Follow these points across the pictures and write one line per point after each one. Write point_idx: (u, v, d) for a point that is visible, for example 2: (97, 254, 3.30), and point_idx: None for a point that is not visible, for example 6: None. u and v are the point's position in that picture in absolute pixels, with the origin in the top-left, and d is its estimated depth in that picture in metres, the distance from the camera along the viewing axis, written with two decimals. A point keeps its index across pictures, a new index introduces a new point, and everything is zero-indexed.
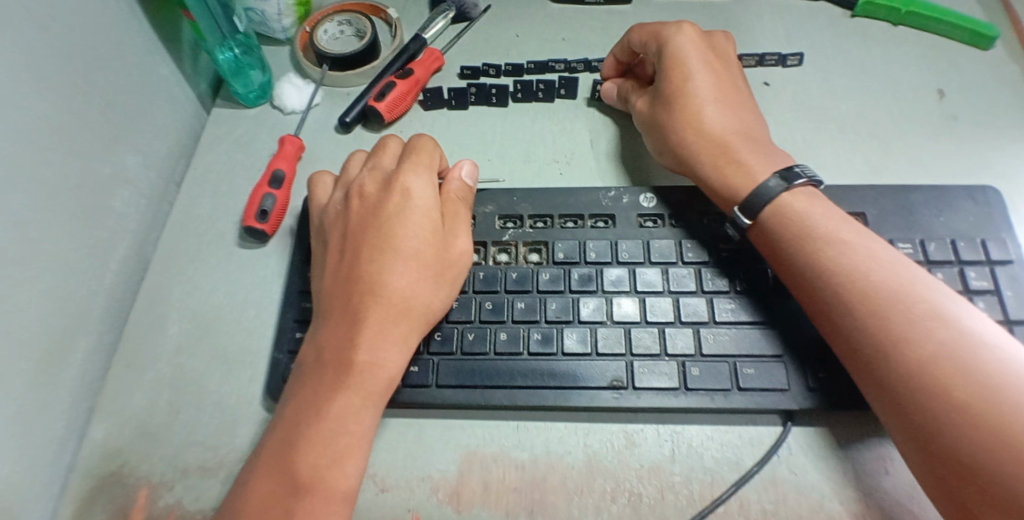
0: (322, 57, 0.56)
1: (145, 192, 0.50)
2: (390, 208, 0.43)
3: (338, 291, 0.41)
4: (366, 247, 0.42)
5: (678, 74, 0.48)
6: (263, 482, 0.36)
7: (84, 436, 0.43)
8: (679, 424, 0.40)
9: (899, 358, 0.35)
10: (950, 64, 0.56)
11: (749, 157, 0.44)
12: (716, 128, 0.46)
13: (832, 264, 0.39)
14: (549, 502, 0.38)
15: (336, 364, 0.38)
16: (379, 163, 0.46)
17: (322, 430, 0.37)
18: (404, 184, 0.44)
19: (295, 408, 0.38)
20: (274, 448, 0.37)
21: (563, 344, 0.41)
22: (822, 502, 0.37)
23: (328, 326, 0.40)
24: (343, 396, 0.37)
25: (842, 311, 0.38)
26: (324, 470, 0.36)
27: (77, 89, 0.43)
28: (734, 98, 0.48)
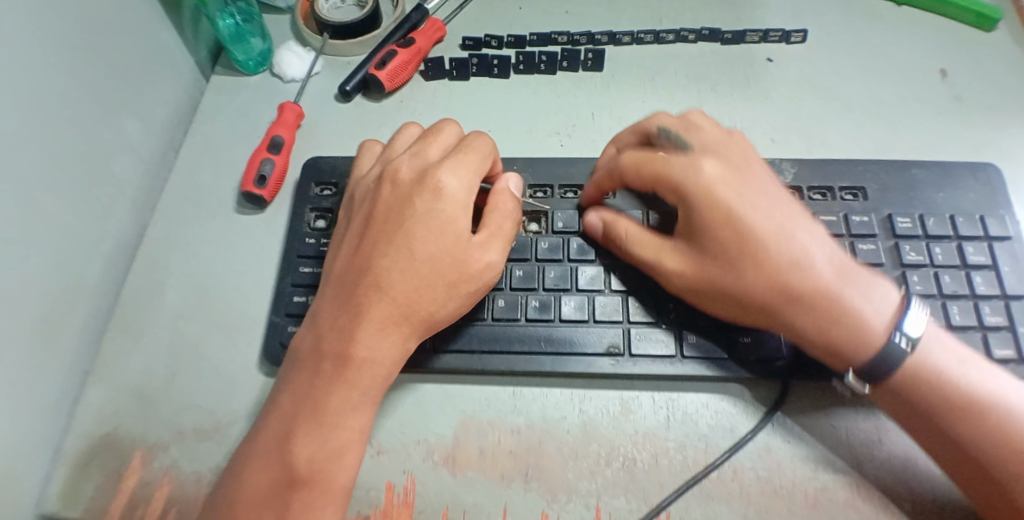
0: (323, 26, 0.55)
1: (145, 158, 0.50)
2: (418, 204, 0.39)
3: (346, 278, 0.38)
4: (383, 239, 0.39)
5: (726, 177, 0.38)
6: (261, 472, 0.34)
7: (82, 398, 0.43)
8: (675, 392, 0.40)
9: (985, 444, 0.34)
10: (957, 45, 0.56)
11: (845, 294, 0.36)
12: (787, 279, 0.36)
13: (915, 361, 0.36)
14: (544, 465, 0.38)
15: (332, 356, 0.36)
16: (421, 151, 0.42)
17: (319, 423, 0.35)
18: (442, 180, 0.39)
19: (292, 394, 0.36)
20: (275, 431, 0.36)
21: (560, 311, 0.41)
22: (815, 470, 0.38)
23: (333, 312, 0.38)
24: (338, 390, 0.36)
25: (914, 388, 0.35)
26: (324, 461, 0.35)
27: (76, 49, 0.43)
28: (765, 174, 0.40)
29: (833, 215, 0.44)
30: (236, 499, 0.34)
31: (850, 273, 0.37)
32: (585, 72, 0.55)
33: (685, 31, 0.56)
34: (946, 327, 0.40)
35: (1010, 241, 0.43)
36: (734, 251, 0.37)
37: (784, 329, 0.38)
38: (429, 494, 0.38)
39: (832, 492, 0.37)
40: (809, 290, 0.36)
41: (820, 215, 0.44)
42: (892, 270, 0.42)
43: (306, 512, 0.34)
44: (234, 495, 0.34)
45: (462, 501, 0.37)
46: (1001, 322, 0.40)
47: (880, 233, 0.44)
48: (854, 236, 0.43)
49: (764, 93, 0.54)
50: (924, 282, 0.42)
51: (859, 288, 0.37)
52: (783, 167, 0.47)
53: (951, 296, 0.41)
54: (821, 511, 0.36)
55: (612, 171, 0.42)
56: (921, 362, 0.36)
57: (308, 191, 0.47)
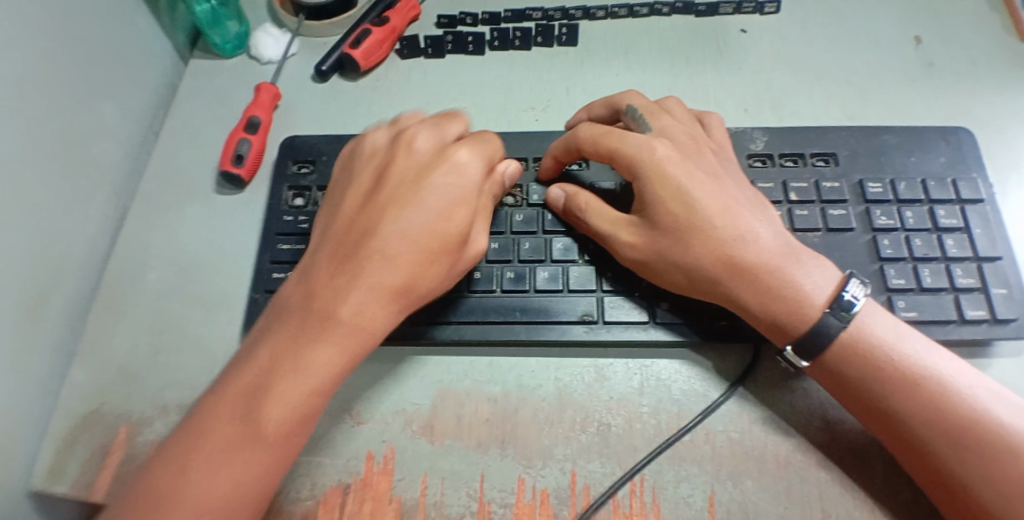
0: (299, 7, 0.56)
1: (124, 141, 0.50)
2: (436, 177, 0.36)
3: (348, 233, 0.36)
4: (391, 201, 0.36)
5: (677, 155, 0.39)
6: (220, 429, 0.33)
7: (67, 377, 0.43)
8: (649, 359, 0.41)
9: (932, 432, 0.34)
10: (931, 11, 0.56)
11: (784, 265, 0.37)
12: (728, 252, 0.37)
13: (860, 348, 0.36)
14: (519, 431, 0.39)
15: (320, 315, 0.34)
16: (443, 124, 0.40)
17: (293, 385, 0.33)
18: (462, 159, 0.37)
19: (267, 351, 0.35)
20: (245, 385, 0.34)
21: (535, 281, 0.42)
22: (786, 430, 0.38)
23: (331, 264, 0.36)
24: (321, 353, 0.34)
25: (866, 380, 0.36)
26: (291, 428, 0.33)
27: (51, 33, 0.43)
28: (719, 162, 0.41)
29: (803, 182, 0.45)
30: (191, 455, 0.33)
31: (796, 255, 0.38)
32: (559, 47, 0.56)
33: (659, 5, 0.57)
34: (917, 290, 0.41)
35: (983, 204, 0.43)
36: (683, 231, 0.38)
37: (725, 303, 0.38)
38: (407, 462, 0.38)
39: (803, 452, 0.38)
40: (758, 269, 0.37)
41: (791, 183, 0.45)
42: (863, 235, 0.43)
43: (262, 470, 0.33)
44: (195, 441, 0.33)
45: (440, 468, 0.38)
46: (972, 284, 0.41)
47: (851, 199, 0.44)
48: (825, 203, 0.44)
49: (736, 64, 0.54)
50: (895, 245, 0.42)
51: (802, 264, 0.37)
52: (755, 136, 0.47)
53: (922, 259, 0.42)
54: (790, 470, 0.37)
55: (570, 143, 0.42)
56: (864, 342, 0.36)
57: (285, 170, 0.48)
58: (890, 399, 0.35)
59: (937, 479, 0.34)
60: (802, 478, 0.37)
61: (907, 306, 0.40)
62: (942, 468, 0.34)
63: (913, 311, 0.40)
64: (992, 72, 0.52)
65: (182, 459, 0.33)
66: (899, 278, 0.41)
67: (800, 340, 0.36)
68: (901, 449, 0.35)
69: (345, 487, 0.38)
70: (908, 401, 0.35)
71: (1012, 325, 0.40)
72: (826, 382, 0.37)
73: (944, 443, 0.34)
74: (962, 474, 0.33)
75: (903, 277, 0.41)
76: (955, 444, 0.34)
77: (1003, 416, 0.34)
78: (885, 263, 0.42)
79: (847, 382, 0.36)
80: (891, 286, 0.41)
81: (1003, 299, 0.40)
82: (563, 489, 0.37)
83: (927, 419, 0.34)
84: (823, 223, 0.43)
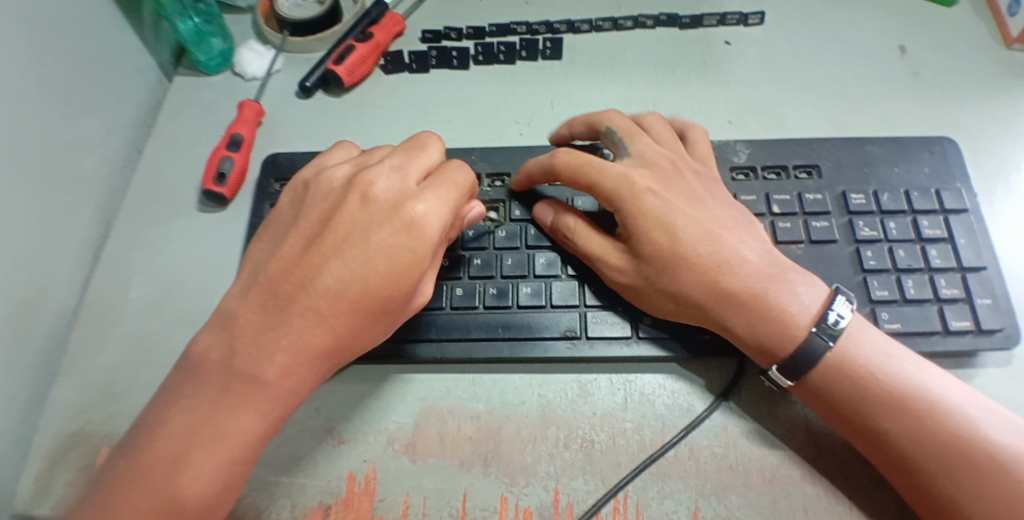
0: (283, 23, 0.56)
1: (108, 159, 0.50)
2: (383, 233, 0.35)
3: (283, 286, 0.35)
4: (333, 256, 0.35)
5: (657, 186, 0.39)
6: (136, 498, 0.32)
7: (49, 398, 0.43)
8: (633, 374, 0.41)
9: (920, 451, 0.34)
10: (914, 21, 0.56)
11: (770, 288, 0.37)
12: (712, 276, 0.37)
13: (844, 366, 0.36)
14: (503, 449, 0.39)
15: (247, 377, 0.34)
16: (403, 166, 0.38)
17: (218, 450, 0.33)
18: (419, 212, 0.36)
19: (188, 413, 0.34)
20: (163, 452, 0.33)
21: (518, 297, 0.42)
22: (771, 445, 0.38)
23: (262, 321, 0.35)
24: (243, 417, 0.34)
25: (852, 400, 0.35)
26: (212, 495, 0.33)
27: (33, 54, 0.43)
28: (700, 184, 0.41)
29: (786, 194, 0.45)
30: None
31: (783, 276, 0.37)
32: (544, 61, 0.56)
33: (643, 18, 0.57)
34: (901, 302, 0.41)
35: (966, 214, 0.43)
36: (664, 252, 0.38)
37: (710, 324, 0.38)
38: (390, 482, 0.38)
39: (788, 467, 0.37)
40: (746, 292, 0.37)
41: (774, 195, 0.45)
42: (847, 246, 0.43)
43: None
44: (106, 506, 0.32)
45: (423, 487, 0.38)
46: (957, 294, 0.41)
47: (834, 211, 0.44)
48: (807, 215, 0.44)
49: (721, 76, 0.54)
50: (879, 257, 0.42)
51: (789, 286, 0.37)
52: (738, 148, 0.47)
53: (906, 270, 0.42)
54: (775, 485, 0.37)
55: (548, 167, 0.42)
56: (848, 358, 0.36)
57: (268, 187, 0.48)
58: (876, 417, 0.35)
59: (925, 498, 0.34)
60: (787, 494, 0.37)
61: (891, 318, 0.40)
62: (930, 484, 0.34)
63: (897, 322, 0.40)
64: (976, 81, 0.52)
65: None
66: (883, 290, 0.41)
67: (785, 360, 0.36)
68: (888, 465, 0.35)
69: (327, 508, 0.37)
70: (894, 417, 0.35)
71: (997, 336, 0.40)
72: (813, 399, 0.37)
73: (932, 461, 0.34)
74: (951, 489, 0.33)
75: (886, 289, 0.41)
76: (943, 460, 0.33)
77: (988, 429, 0.34)
78: (869, 274, 0.42)
79: (834, 399, 0.36)
80: (874, 297, 0.41)
81: (988, 309, 0.40)
82: (546, 507, 0.37)
83: (914, 435, 0.34)
84: (807, 235, 0.43)
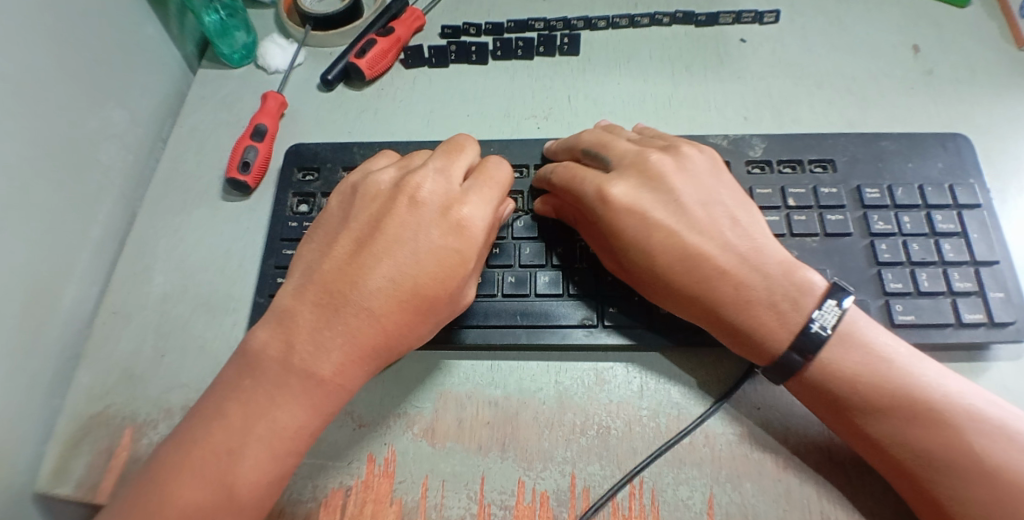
0: (305, 18, 0.57)
1: (132, 147, 0.51)
2: (432, 235, 0.37)
3: (334, 287, 0.36)
4: (386, 258, 0.37)
5: (640, 192, 0.40)
6: (195, 485, 0.33)
7: (73, 380, 0.44)
8: (648, 363, 0.41)
9: (918, 452, 0.34)
10: (930, 20, 0.57)
11: (755, 288, 0.37)
12: (701, 278, 0.38)
13: (841, 369, 0.36)
14: (520, 434, 0.39)
15: (302, 373, 0.35)
16: (447, 169, 0.39)
17: (274, 443, 0.34)
18: (467, 215, 0.38)
19: (244, 403, 0.35)
20: (220, 441, 0.34)
21: (535, 286, 0.42)
22: (786, 434, 0.39)
23: (313, 321, 0.36)
24: (300, 412, 0.35)
25: (850, 402, 0.36)
26: (267, 485, 0.34)
27: (63, 42, 0.44)
28: (692, 175, 0.41)
29: (801, 188, 0.45)
30: (163, 506, 0.33)
31: (772, 279, 0.38)
32: (561, 57, 0.57)
33: (659, 15, 0.58)
34: (915, 294, 0.41)
35: (980, 209, 0.44)
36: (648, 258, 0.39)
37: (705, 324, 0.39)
38: (409, 464, 0.39)
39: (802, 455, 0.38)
40: (735, 295, 0.37)
41: (789, 189, 0.45)
42: (861, 240, 0.43)
43: None
44: (162, 497, 0.33)
45: (441, 470, 0.38)
46: (970, 288, 0.41)
47: (848, 205, 0.44)
48: (822, 208, 0.44)
49: (736, 73, 0.55)
50: (893, 250, 0.42)
51: (773, 286, 0.37)
52: (753, 142, 0.48)
53: (920, 263, 0.42)
54: (789, 474, 0.37)
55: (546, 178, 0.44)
56: (847, 361, 0.36)
57: (291, 176, 0.49)
58: (873, 419, 0.35)
59: (924, 498, 0.34)
60: (801, 481, 0.37)
61: (904, 310, 0.41)
62: (929, 484, 0.34)
63: (911, 315, 0.41)
64: (990, 81, 0.53)
65: (151, 509, 0.33)
66: (897, 282, 0.41)
67: (776, 360, 0.37)
68: (888, 465, 0.35)
69: (347, 488, 0.38)
70: (893, 419, 0.35)
71: (1010, 328, 0.40)
72: (812, 400, 0.37)
73: (931, 462, 0.34)
74: (951, 490, 0.33)
75: (900, 281, 0.41)
76: (941, 460, 0.34)
77: (988, 427, 0.34)
78: (883, 267, 0.42)
79: (833, 400, 0.36)
80: (888, 290, 0.41)
81: (1001, 302, 0.41)
82: (563, 491, 0.37)
83: (914, 437, 0.34)
84: (822, 228, 0.44)
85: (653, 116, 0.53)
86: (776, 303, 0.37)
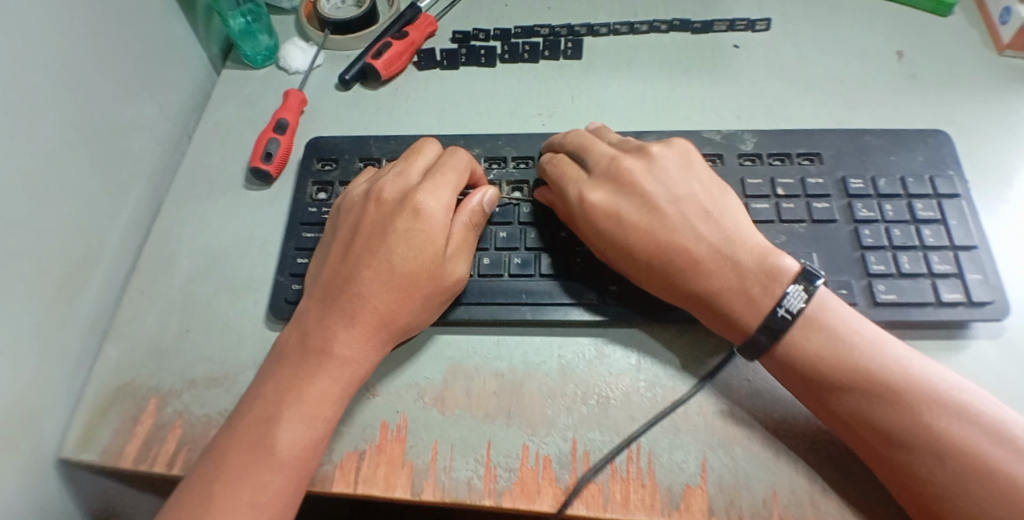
0: (325, 23, 0.61)
1: (160, 140, 0.54)
2: (400, 225, 0.41)
3: (329, 283, 0.41)
4: (366, 251, 0.41)
5: (620, 189, 0.43)
6: (238, 455, 0.36)
7: (101, 353, 0.46)
8: (645, 339, 0.44)
9: (885, 429, 0.36)
10: (913, 28, 0.61)
11: (722, 274, 0.40)
12: (673, 266, 0.41)
13: (808, 348, 0.38)
14: (524, 403, 0.42)
15: (315, 351, 0.39)
16: (405, 172, 0.44)
17: (300, 411, 0.37)
18: (426, 201, 0.42)
19: (272, 386, 0.38)
20: (257, 417, 0.37)
21: (540, 267, 0.45)
22: (776, 404, 0.41)
23: (313, 315, 0.40)
24: (319, 384, 0.38)
25: (821, 382, 0.37)
26: (304, 450, 0.37)
27: (105, 38, 0.48)
28: (671, 171, 0.44)
29: (789, 178, 0.48)
30: (215, 478, 0.35)
31: (738, 271, 0.40)
32: (565, 60, 0.60)
33: (657, 23, 0.61)
34: (896, 276, 0.44)
35: (958, 198, 0.47)
36: (630, 248, 0.42)
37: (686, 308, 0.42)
38: (421, 430, 0.41)
39: (791, 423, 0.40)
40: (703, 284, 0.40)
41: (778, 179, 0.48)
42: (845, 226, 0.46)
43: (280, 495, 0.36)
44: (209, 474, 0.36)
45: (450, 436, 0.41)
46: (949, 270, 0.44)
47: (834, 194, 0.47)
48: (809, 197, 0.47)
49: (730, 76, 0.58)
50: (876, 235, 0.45)
51: (745, 274, 0.40)
52: (744, 137, 0.51)
53: (901, 247, 0.45)
54: (779, 440, 0.39)
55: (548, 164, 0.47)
56: (814, 343, 0.38)
57: (310, 166, 0.52)
58: (841, 398, 0.37)
59: (891, 472, 0.36)
60: (790, 447, 0.39)
61: (886, 290, 0.43)
62: (896, 459, 0.35)
63: (892, 294, 0.43)
64: (971, 84, 0.56)
65: (204, 484, 0.35)
66: (879, 264, 0.44)
67: (746, 339, 0.39)
68: (859, 444, 0.37)
69: (361, 452, 0.40)
70: (858, 395, 0.36)
71: (987, 308, 0.43)
72: (785, 379, 0.39)
73: (896, 437, 0.35)
74: (917, 465, 0.35)
75: (883, 263, 0.44)
76: (907, 436, 0.35)
77: (952, 405, 0.36)
78: (867, 251, 0.45)
79: (804, 379, 0.38)
80: (871, 271, 0.44)
81: (979, 283, 0.43)
82: (564, 455, 0.40)
83: (880, 414, 0.36)
84: (808, 215, 0.47)
85: (651, 115, 0.56)
86: (745, 291, 0.39)
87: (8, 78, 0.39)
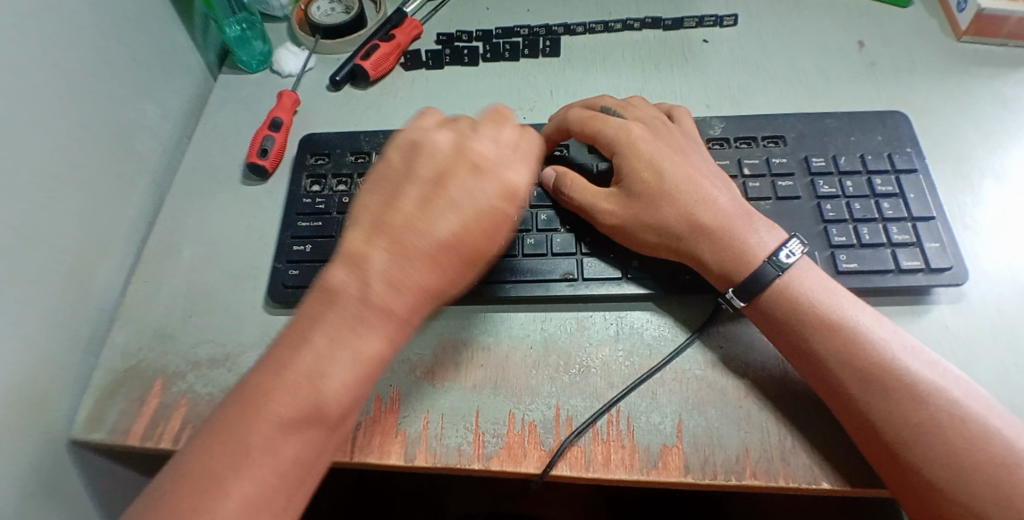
0: (316, 28, 0.64)
1: (162, 139, 0.57)
2: (488, 189, 0.40)
3: (397, 230, 0.38)
4: (445, 205, 0.39)
5: (650, 138, 0.47)
6: (280, 403, 0.33)
7: (109, 339, 0.49)
8: (623, 311, 0.47)
9: (852, 371, 0.38)
10: (873, 20, 0.64)
11: (729, 222, 0.43)
12: (678, 212, 0.44)
13: (790, 291, 0.41)
14: (510, 374, 0.44)
15: (376, 309, 0.36)
16: (495, 135, 0.43)
17: (350, 373, 0.35)
18: (515, 175, 0.41)
19: (324, 333, 0.35)
20: (301, 367, 0.35)
21: (523, 247, 0.48)
22: (747, 368, 0.43)
23: (384, 260, 0.37)
24: (370, 346, 0.36)
25: (799, 328, 0.40)
26: (342, 413, 0.35)
27: (113, 43, 0.51)
28: (686, 141, 0.48)
29: (755, 159, 0.51)
30: (251, 424, 0.33)
31: (733, 225, 0.43)
32: (544, 58, 0.64)
33: (630, 21, 0.65)
34: (857, 246, 0.47)
35: (915, 173, 0.50)
36: (653, 191, 0.44)
37: (683, 256, 0.44)
38: (412, 402, 0.43)
39: (762, 385, 0.42)
40: (705, 230, 0.43)
41: (745, 160, 0.51)
42: (809, 202, 0.49)
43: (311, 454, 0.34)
44: (247, 418, 0.33)
45: (439, 406, 0.43)
46: (908, 239, 0.46)
47: (798, 173, 0.50)
48: (774, 176, 0.50)
49: (700, 68, 0.62)
50: (837, 209, 0.48)
51: (752, 223, 0.43)
52: (713, 123, 0.54)
53: (862, 220, 0.48)
54: (750, 400, 0.42)
55: (560, 124, 0.50)
56: (798, 290, 0.41)
57: (304, 160, 0.55)
58: (815, 342, 0.39)
59: (853, 415, 0.38)
60: (761, 407, 0.42)
61: (848, 259, 0.46)
62: (859, 400, 0.37)
63: (854, 263, 0.46)
64: (928, 70, 0.60)
65: (238, 431, 0.33)
66: (841, 236, 0.47)
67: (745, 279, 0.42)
68: (825, 388, 0.39)
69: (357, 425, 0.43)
70: (835, 340, 0.39)
71: (945, 273, 0.45)
72: (767, 329, 0.42)
73: (862, 380, 0.37)
74: (877, 407, 0.37)
75: (844, 235, 0.47)
76: (873, 379, 0.37)
77: (915, 357, 0.38)
78: (829, 224, 0.48)
79: (779, 325, 0.41)
80: (834, 242, 0.47)
81: (937, 251, 0.46)
82: (548, 421, 0.42)
83: (850, 359, 0.38)
84: (773, 193, 0.50)
85: None
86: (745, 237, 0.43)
87: (29, 76, 0.42)
